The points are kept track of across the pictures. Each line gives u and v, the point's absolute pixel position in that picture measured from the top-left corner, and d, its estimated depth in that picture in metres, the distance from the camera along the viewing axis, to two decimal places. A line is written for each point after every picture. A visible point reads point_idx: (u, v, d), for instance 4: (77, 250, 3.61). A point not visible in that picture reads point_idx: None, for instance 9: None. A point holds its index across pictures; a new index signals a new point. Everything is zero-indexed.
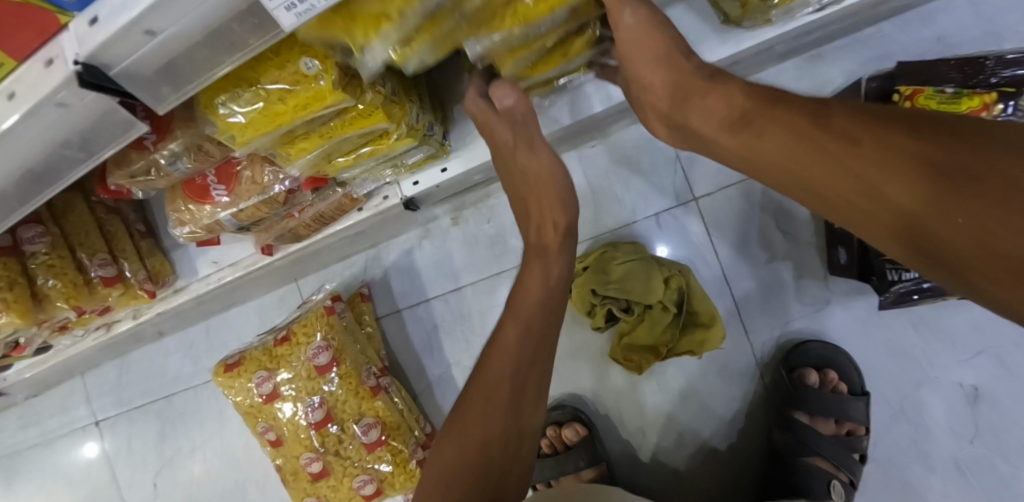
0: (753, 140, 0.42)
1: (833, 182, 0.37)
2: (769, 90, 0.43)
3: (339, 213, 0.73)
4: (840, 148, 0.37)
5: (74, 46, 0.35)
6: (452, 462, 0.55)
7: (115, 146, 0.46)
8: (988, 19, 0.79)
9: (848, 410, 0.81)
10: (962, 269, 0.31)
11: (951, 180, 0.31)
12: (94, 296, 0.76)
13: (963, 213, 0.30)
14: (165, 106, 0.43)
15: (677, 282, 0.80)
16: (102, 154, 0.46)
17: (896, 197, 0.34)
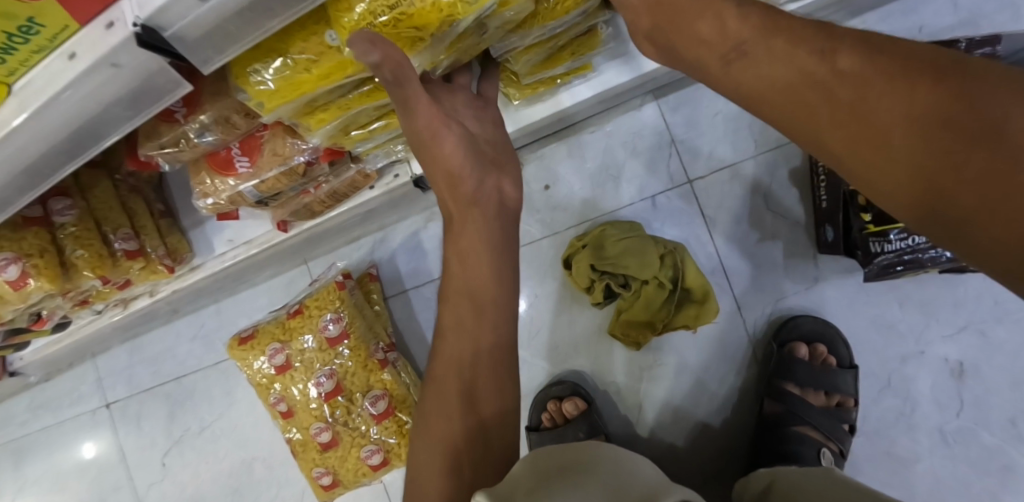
0: (777, 90, 0.44)
1: (850, 133, 0.40)
2: (791, 28, 0.45)
3: (352, 190, 0.78)
4: (864, 99, 0.39)
5: (134, 9, 0.39)
6: (448, 410, 0.57)
7: (159, 105, 0.50)
8: (965, 10, 0.84)
9: (837, 382, 0.85)
10: (959, 223, 0.34)
11: (967, 138, 0.34)
12: (117, 269, 0.80)
13: (972, 173, 0.33)
14: (210, 66, 0.47)
15: (672, 259, 0.84)
16: (147, 112, 0.51)
17: (908, 154, 0.36)
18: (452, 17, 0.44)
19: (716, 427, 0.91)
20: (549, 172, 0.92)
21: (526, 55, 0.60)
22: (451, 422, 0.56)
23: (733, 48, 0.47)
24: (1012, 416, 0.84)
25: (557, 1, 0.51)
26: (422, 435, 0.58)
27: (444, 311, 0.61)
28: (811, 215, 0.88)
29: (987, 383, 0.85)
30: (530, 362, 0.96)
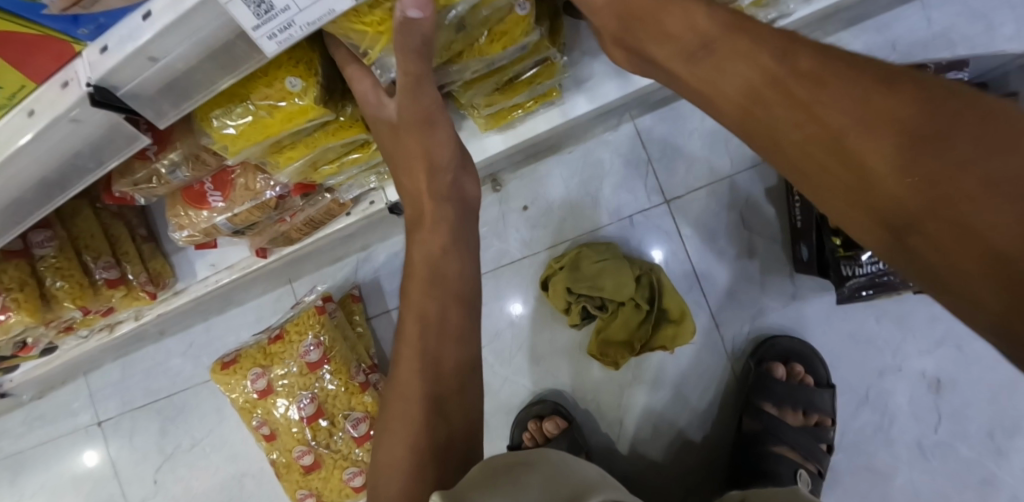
0: (734, 91, 0.41)
1: (798, 131, 0.37)
2: (747, 25, 0.43)
3: (328, 217, 0.78)
4: (820, 100, 0.36)
5: (86, 70, 0.40)
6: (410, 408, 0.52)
7: (121, 157, 0.51)
8: (938, 25, 0.84)
9: (814, 400, 0.86)
10: (908, 234, 0.32)
11: (917, 141, 0.32)
12: (98, 298, 0.82)
13: (922, 178, 0.31)
14: (165, 120, 0.48)
15: (648, 279, 0.85)
16: (110, 163, 0.51)
17: (863, 157, 0.34)
18: None
19: (697, 442, 0.92)
20: (528, 193, 0.93)
21: (475, 84, 0.59)
22: (418, 423, 0.51)
23: (691, 49, 0.45)
24: (991, 429, 0.84)
25: (493, 35, 0.49)
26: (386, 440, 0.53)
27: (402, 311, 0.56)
28: (788, 233, 0.88)
29: (966, 396, 0.85)
30: (511, 380, 0.97)
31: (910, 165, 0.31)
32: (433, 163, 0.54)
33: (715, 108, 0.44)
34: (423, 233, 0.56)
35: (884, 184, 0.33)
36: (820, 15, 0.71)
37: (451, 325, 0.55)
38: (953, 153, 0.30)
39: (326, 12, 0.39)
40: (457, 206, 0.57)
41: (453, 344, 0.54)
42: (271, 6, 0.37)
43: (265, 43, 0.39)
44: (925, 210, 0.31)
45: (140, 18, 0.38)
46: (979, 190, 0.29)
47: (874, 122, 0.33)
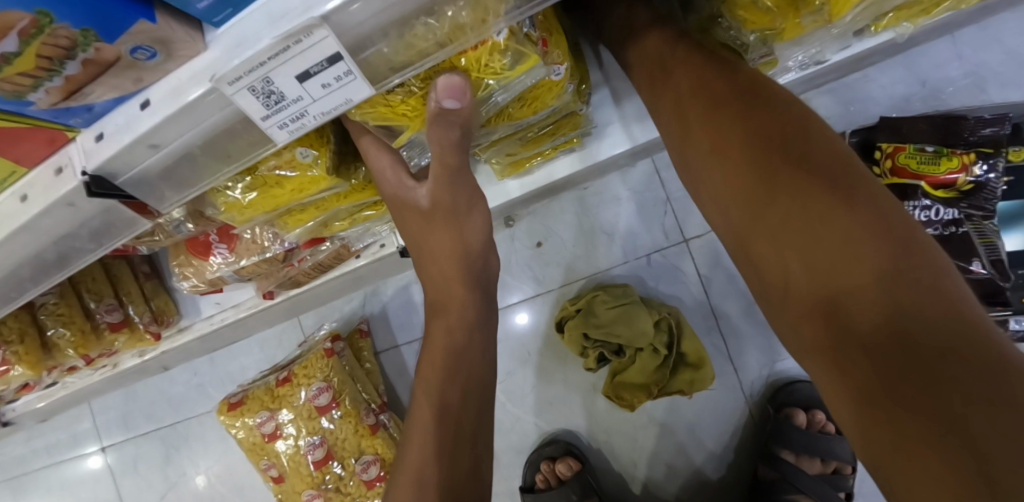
0: (720, 162, 0.43)
1: (795, 238, 0.35)
2: (793, 121, 0.41)
3: (338, 261, 0.75)
4: (784, 189, 0.37)
5: (82, 158, 0.37)
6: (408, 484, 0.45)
7: (122, 237, 0.48)
8: (974, 61, 0.80)
9: (834, 448, 0.85)
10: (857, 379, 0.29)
11: (902, 286, 0.29)
12: (101, 342, 0.80)
13: (890, 321, 0.28)
14: (168, 205, 0.46)
15: (667, 323, 0.82)
16: (110, 244, 0.48)
17: (846, 281, 0.31)
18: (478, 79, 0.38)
19: (713, 485, 0.90)
20: (541, 229, 0.90)
21: (498, 142, 0.57)
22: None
23: (692, 115, 0.47)
24: None
25: (523, 101, 0.48)
26: None
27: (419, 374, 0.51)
28: None
29: None
30: (523, 419, 0.94)
31: (843, 265, 0.32)
32: (462, 242, 0.49)
33: (701, 178, 0.46)
34: (449, 316, 0.50)
35: (817, 281, 0.33)
36: (852, 59, 0.67)
37: (469, 422, 0.48)
38: (886, 265, 0.30)
39: (342, 101, 0.36)
40: (484, 286, 0.52)
41: (469, 442, 0.47)
42: (283, 97, 0.34)
43: (276, 132, 0.36)
44: (845, 310, 0.31)
45: (140, 106, 0.35)
46: (901, 302, 0.28)
47: (824, 220, 0.34)
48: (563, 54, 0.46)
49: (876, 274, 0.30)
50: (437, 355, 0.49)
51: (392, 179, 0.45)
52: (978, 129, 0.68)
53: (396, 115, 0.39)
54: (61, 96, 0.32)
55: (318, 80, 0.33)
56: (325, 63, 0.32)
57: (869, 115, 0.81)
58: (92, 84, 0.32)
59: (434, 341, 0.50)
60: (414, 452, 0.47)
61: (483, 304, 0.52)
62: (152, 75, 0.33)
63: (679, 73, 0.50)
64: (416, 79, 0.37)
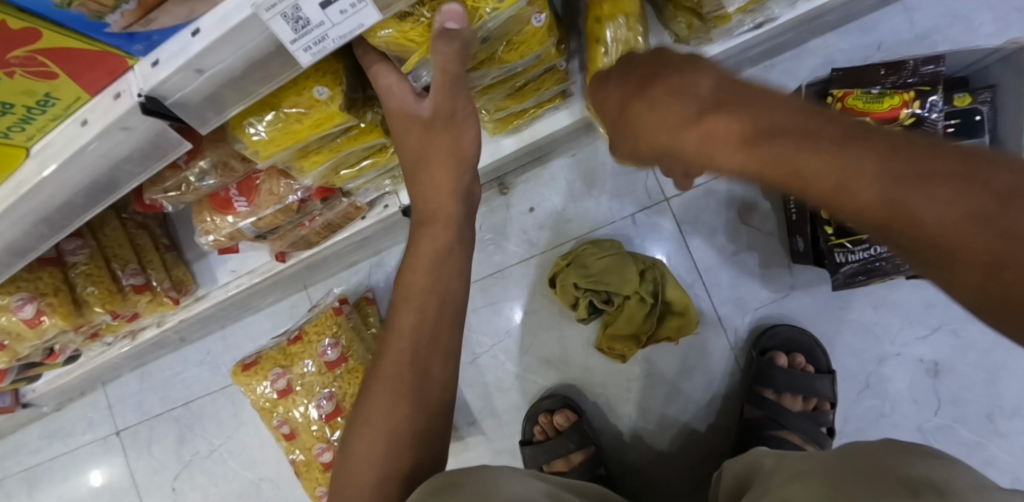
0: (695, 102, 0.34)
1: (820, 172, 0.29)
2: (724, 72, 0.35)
3: (346, 221, 0.82)
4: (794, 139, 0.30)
5: (139, 83, 0.44)
6: (390, 378, 0.51)
7: (167, 160, 0.55)
8: (920, 25, 0.89)
9: (814, 386, 0.89)
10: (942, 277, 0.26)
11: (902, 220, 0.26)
12: (127, 303, 0.85)
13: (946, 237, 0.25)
14: (209, 127, 0.53)
15: (652, 273, 0.88)
16: (155, 166, 0.56)
17: (856, 201, 0.28)
18: (477, 8, 0.46)
19: (702, 430, 0.95)
20: (533, 194, 0.97)
21: (490, 91, 0.65)
22: (402, 405, 0.49)
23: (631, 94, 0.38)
24: (988, 411, 0.88)
25: (511, 45, 0.55)
26: (357, 426, 0.51)
27: (399, 284, 0.55)
28: (784, 225, 0.92)
29: (961, 381, 0.89)
30: (522, 377, 1.00)
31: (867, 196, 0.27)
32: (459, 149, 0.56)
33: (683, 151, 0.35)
34: (435, 228, 0.55)
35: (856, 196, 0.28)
36: (801, 20, 0.76)
37: (446, 327, 0.53)
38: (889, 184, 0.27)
39: (357, 26, 0.43)
40: (466, 207, 0.57)
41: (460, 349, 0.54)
42: (308, 22, 0.41)
43: (301, 54, 0.44)
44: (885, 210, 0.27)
45: (190, 35, 0.42)
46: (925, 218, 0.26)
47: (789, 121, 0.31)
48: (542, 4, 0.54)
49: (903, 209, 0.26)
50: (421, 264, 0.54)
51: (399, 94, 0.52)
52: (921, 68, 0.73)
53: (408, 37, 0.47)
54: (131, 21, 0.39)
55: (337, 6, 0.41)
56: None
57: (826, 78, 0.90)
58: (158, 10, 0.39)
59: (419, 255, 0.54)
60: (391, 361, 0.51)
61: (467, 223, 0.57)
62: (202, 6, 0.41)
63: None
64: (425, 8, 0.45)
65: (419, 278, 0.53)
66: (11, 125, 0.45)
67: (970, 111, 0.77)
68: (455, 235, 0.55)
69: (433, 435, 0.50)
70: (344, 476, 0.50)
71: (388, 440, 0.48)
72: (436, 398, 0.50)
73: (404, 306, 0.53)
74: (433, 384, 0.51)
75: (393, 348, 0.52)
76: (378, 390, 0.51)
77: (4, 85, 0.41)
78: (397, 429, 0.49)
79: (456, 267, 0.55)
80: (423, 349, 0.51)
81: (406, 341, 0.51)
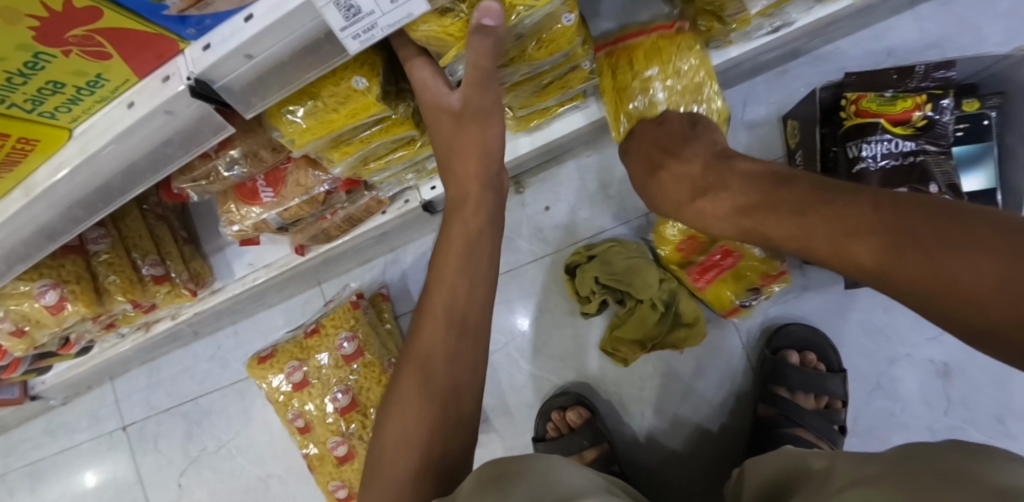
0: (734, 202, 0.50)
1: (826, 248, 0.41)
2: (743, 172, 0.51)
3: (367, 215, 0.83)
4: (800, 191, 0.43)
5: (189, 66, 0.46)
6: (425, 361, 0.52)
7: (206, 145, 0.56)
8: (929, 33, 0.91)
9: (826, 385, 0.89)
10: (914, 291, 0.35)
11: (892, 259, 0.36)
12: (146, 293, 0.85)
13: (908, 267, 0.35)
14: (252, 112, 0.54)
15: (669, 284, 0.89)
16: (194, 152, 0.56)
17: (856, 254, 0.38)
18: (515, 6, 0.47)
19: (714, 430, 0.95)
20: (548, 194, 0.98)
21: (517, 88, 0.66)
22: (436, 388, 0.50)
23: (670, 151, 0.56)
24: (997, 412, 0.89)
25: (541, 43, 0.57)
26: (394, 409, 0.52)
27: (434, 267, 0.56)
28: None
29: (971, 382, 0.90)
30: (534, 375, 1.00)
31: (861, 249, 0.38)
32: (485, 141, 0.56)
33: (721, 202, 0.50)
34: (466, 212, 0.56)
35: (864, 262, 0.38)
36: (817, 26, 0.77)
37: (481, 307, 0.53)
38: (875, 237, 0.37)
39: (405, 15, 0.45)
40: (496, 191, 0.58)
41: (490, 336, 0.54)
42: (359, 10, 0.43)
43: (350, 41, 0.45)
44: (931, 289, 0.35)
45: (242, 20, 0.43)
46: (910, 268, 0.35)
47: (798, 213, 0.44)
48: (575, 3, 0.55)
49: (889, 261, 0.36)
50: (454, 248, 0.54)
51: (432, 89, 0.54)
52: (931, 73, 0.71)
53: (447, 32, 0.48)
54: (186, 5, 0.40)
55: None
56: None
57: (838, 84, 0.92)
58: None
59: (451, 237, 0.55)
60: (425, 342, 0.52)
61: (497, 213, 0.58)
62: None
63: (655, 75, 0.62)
64: (464, 4, 0.47)
65: (454, 262, 0.54)
66: (59, 105, 0.46)
67: (978, 115, 0.79)
68: (485, 218, 0.56)
69: (465, 415, 0.50)
70: (382, 454, 0.51)
71: (424, 419, 0.50)
72: (471, 380, 0.51)
73: (438, 285, 0.54)
74: (465, 365, 0.51)
75: (428, 327, 0.53)
76: (412, 370, 0.52)
77: (59, 64, 0.42)
78: (434, 410, 0.50)
79: (489, 248, 0.56)
80: (456, 328, 0.52)
81: (440, 319, 0.53)
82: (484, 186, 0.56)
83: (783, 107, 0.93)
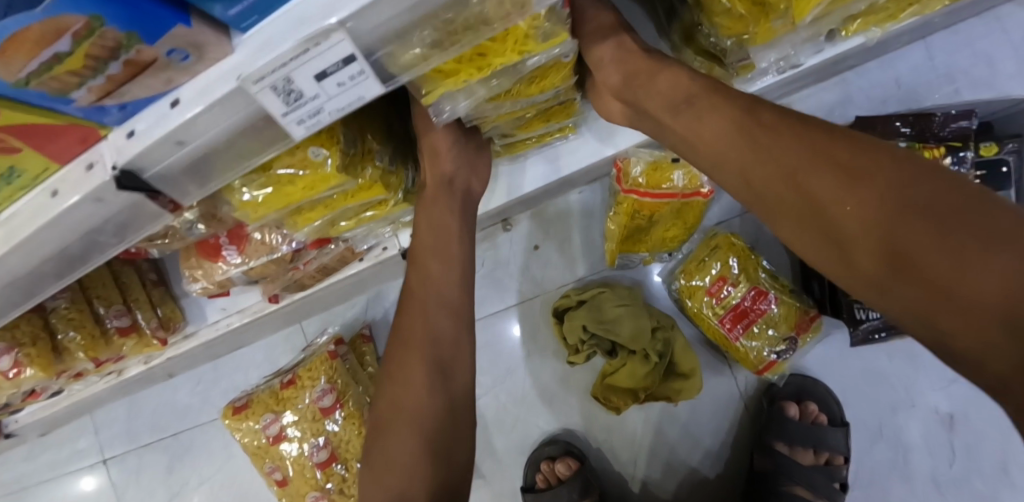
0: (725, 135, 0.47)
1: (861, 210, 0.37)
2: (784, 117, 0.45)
3: (341, 264, 0.78)
4: (818, 143, 0.41)
5: (113, 155, 0.40)
6: (414, 397, 0.59)
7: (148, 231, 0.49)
8: (942, 63, 0.84)
9: (826, 439, 0.84)
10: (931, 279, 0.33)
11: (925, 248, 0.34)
12: (111, 347, 0.81)
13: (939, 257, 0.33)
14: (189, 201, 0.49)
15: (664, 332, 0.84)
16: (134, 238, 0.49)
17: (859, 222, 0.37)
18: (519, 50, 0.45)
19: (711, 479, 0.91)
20: (537, 232, 0.93)
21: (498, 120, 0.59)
22: (427, 422, 0.58)
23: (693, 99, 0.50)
24: (1004, 462, 0.84)
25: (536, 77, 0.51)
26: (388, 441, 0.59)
27: (412, 309, 0.63)
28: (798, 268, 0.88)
29: (977, 432, 0.85)
30: (523, 420, 0.96)
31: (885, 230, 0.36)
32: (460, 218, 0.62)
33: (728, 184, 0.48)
34: (438, 264, 0.64)
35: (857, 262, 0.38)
36: (825, 65, 0.71)
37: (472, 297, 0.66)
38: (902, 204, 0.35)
39: (356, 99, 0.39)
40: (467, 240, 0.66)
41: None
42: (301, 94, 0.37)
43: (294, 127, 0.39)
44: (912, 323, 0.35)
45: (168, 106, 0.38)
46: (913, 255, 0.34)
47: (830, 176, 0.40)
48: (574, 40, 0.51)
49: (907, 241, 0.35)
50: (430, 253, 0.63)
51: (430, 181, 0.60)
52: (948, 124, 0.66)
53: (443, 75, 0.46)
54: (99, 94, 0.35)
55: (334, 78, 0.37)
56: (342, 62, 0.36)
57: (845, 118, 0.85)
58: (130, 84, 0.35)
59: (427, 285, 0.63)
60: (411, 381, 0.60)
61: None
62: (182, 77, 0.37)
63: (663, 85, 0.53)
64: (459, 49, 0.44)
65: (436, 259, 0.63)
66: None
67: (996, 161, 0.73)
68: (456, 266, 0.64)
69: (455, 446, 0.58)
70: (384, 428, 0.60)
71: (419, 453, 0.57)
72: (462, 359, 0.62)
73: (424, 275, 0.63)
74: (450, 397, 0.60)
75: (419, 313, 0.62)
76: (402, 408, 0.59)
77: None
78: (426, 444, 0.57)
79: (463, 244, 0.65)
80: (441, 365, 0.61)
81: (427, 306, 0.62)
82: (454, 239, 0.65)
83: None
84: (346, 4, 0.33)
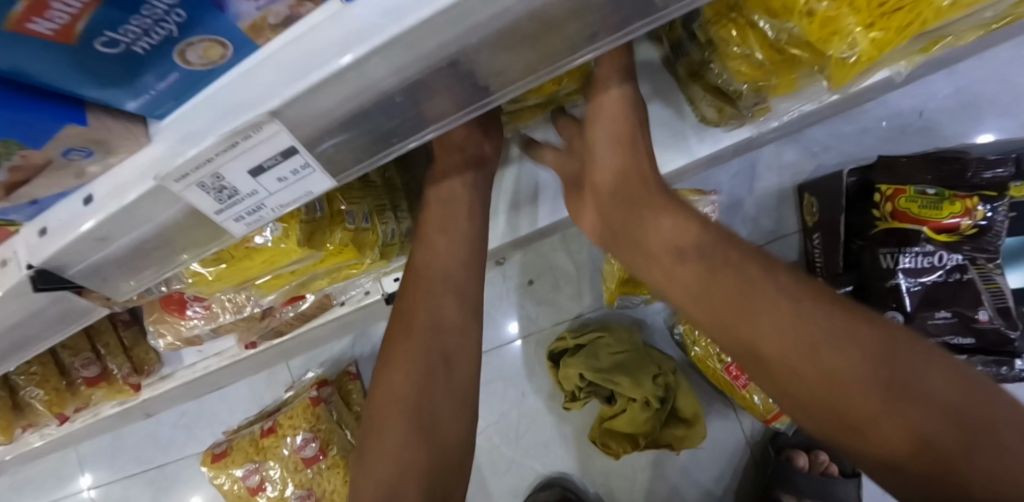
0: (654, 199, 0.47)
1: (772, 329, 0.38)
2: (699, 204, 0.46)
3: (321, 311, 0.73)
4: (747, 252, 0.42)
5: (26, 253, 0.35)
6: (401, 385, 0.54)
7: (83, 322, 0.44)
8: (968, 90, 0.77)
9: (836, 491, 0.79)
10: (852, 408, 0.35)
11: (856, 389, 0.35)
12: (79, 397, 0.77)
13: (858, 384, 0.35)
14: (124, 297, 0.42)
15: (665, 378, 0.79)
16: (68, 329, 0.44)
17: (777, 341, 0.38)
18: None
19: None
20: (532, 267, 0.87)
21: None
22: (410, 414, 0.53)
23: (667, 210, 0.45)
24: None
25: None
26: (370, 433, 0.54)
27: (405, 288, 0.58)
28: None
29: None
30: (518, 462, 0.91)
31: (806, 359, 0.37)
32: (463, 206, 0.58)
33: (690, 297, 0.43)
34: (440, 244, 0.58)
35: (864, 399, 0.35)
36: (846, 98, 0.64)
37: (479, 284, 0.61)
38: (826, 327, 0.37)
39: (303, 193, 0.33)
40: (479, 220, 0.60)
41: None
42: (236, 191, 0.32)
43: (232, 225, 0.34)
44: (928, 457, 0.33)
45: (82, 204, 0.33)
46: (858, 386, 0.35)
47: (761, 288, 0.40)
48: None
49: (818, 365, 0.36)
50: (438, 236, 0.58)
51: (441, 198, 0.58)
52: (982, 172, 0.61)
53: None
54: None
55: (274, 174, 0.31)
56: (279, 155, 0.30)
57: (864, 148, 0.79)
58: (28, 184, 0.30)
59: (424, 266, 0.57)
60: (398, 364, 0.55)
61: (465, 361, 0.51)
62: (95, 170, 0.31)
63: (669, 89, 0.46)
64: None
65: (442, 235, 0.58)
66: None
67: None
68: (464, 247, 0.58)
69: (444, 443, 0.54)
70: (374, 415, 0.55)
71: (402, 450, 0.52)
72: (461, 354, 0.58)
73: (428, 253, 0.57)
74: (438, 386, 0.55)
75: (421, 294, 0.57)
76: (386, 398, 0.54)
77: None
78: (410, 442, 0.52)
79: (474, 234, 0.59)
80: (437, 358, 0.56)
81: (427, 303, 0.57)
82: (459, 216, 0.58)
83: (800, 175, 0.80)
84: (278, 88, 0.27)
